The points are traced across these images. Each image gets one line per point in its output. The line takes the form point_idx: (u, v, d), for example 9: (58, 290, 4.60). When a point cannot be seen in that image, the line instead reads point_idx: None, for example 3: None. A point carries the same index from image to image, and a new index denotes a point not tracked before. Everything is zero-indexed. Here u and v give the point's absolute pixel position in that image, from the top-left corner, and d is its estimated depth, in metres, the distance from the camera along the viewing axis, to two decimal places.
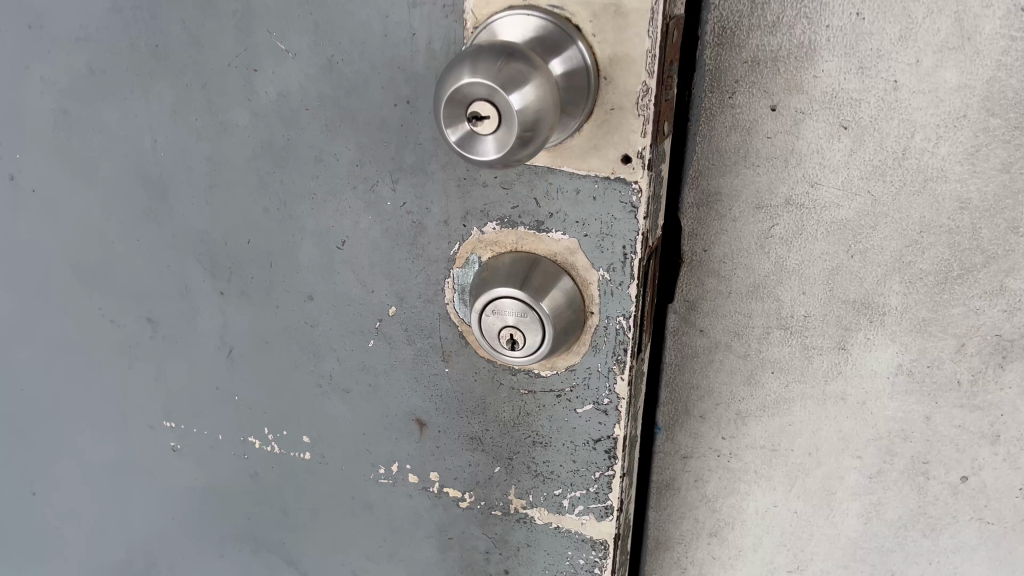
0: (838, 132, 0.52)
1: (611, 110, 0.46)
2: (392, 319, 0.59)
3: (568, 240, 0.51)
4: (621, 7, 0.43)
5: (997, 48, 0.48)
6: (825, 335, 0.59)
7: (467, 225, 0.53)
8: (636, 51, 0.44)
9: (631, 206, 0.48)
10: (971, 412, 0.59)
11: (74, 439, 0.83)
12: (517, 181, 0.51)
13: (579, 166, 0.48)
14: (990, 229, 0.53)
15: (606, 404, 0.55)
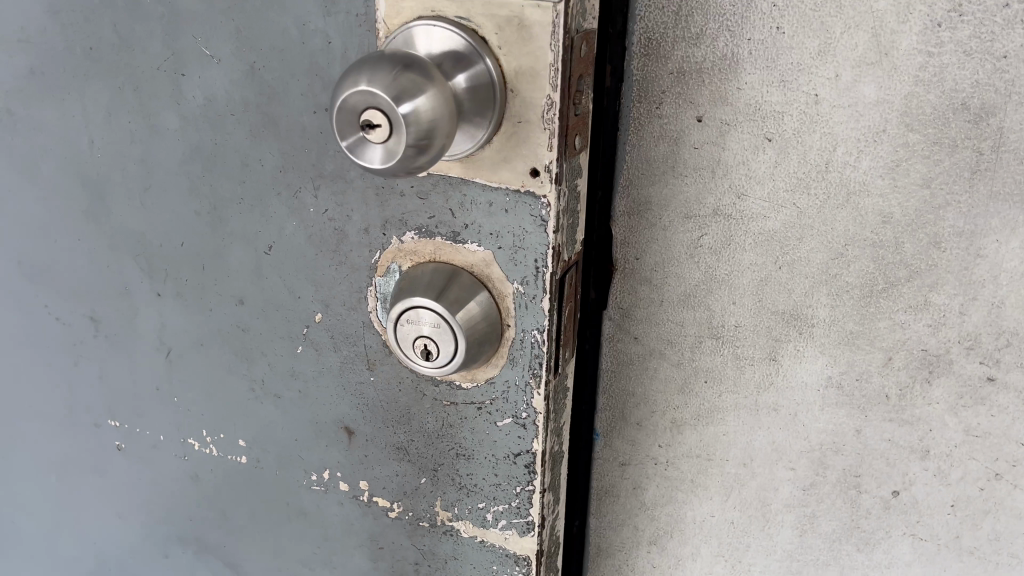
0: (763, 144, 0.53)
1: (518, 123, 0.49)
2: (318, 327, 0.63)
3: (483, 252, 0.54)
4: (523, 20, 0.46)
5: (915, 63, 0.48)
6: (757, 345, 0.59)
7: (387, 233, 0.58)
8: (540, 64, 0.47)
9: (541, 220, 0.52)
10: (901, 426, 0.59)
11: (26, 436, 0.87)
12: (433, 191, 0.55)
13: (490, 178, 0.52)
14: (913, 243, 0.53)
15: (524, 418, 0.58)
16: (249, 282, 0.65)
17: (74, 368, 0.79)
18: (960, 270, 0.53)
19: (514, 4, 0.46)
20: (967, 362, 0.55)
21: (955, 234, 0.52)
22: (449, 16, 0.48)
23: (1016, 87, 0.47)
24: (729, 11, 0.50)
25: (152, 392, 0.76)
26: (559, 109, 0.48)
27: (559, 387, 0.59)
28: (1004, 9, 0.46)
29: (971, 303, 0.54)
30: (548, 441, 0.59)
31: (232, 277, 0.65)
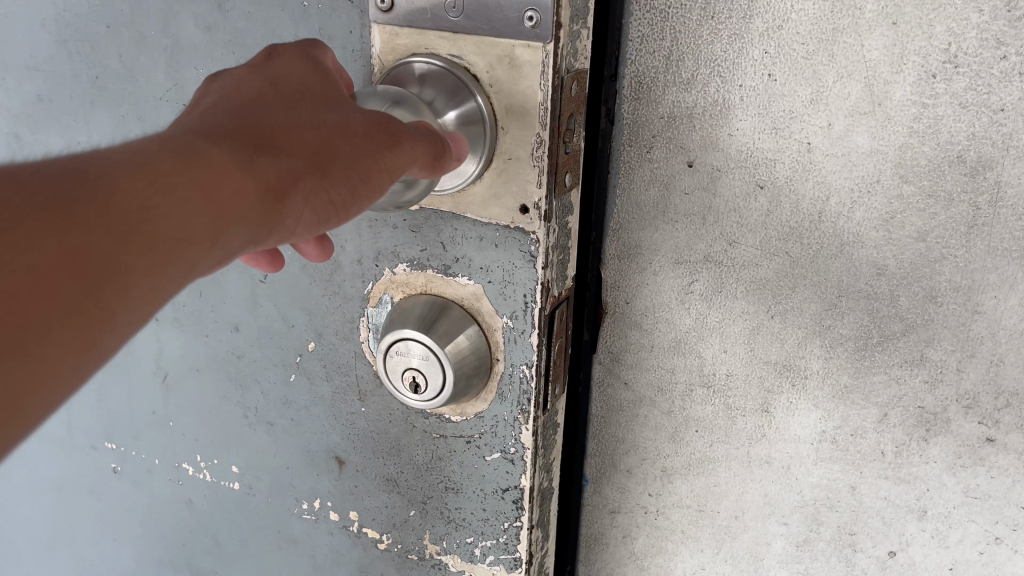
0: (754, 191, 0.52)
1: (509, 159, 0.47)
2: (309, 355, 0.63)
3: (473, 285, 0.53)
4: (514, 59, 0.45)
5: (908, 115, 0.47)
6: (749, 396, 0.58)
7: (380, 265, 0.57)
8: (530, 102, 0.45)
9: (530, 256, 0.50)
10: (896, 484, 0.57)
11: (25, 455, 0.87)
12: (424, 224, 0.53)
13: (481, 214, 0.50)
14: (908, 297, 0.52)
15: (512, 453, 0.56)
16: (244, 309, 0.64)
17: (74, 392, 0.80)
18: (956, 327, 0.51)
19: (505, 43, 0.45)
20: (965, 421, 0.53)
21: (951, 289, 0.50)
22: (442, 54, 0.47)
23: (1013, 140, 0.46)
24: (720, 57, 0.49)
25: (149, 416, 0.76)
26: (548, 147, 0.46)
27: (547, 422, 0.57)
28: (1002, 61, 0.45)
29: (969, 360, 0.52)
30: (537, 477, 0.57)
31: (229, 303, 0.65)
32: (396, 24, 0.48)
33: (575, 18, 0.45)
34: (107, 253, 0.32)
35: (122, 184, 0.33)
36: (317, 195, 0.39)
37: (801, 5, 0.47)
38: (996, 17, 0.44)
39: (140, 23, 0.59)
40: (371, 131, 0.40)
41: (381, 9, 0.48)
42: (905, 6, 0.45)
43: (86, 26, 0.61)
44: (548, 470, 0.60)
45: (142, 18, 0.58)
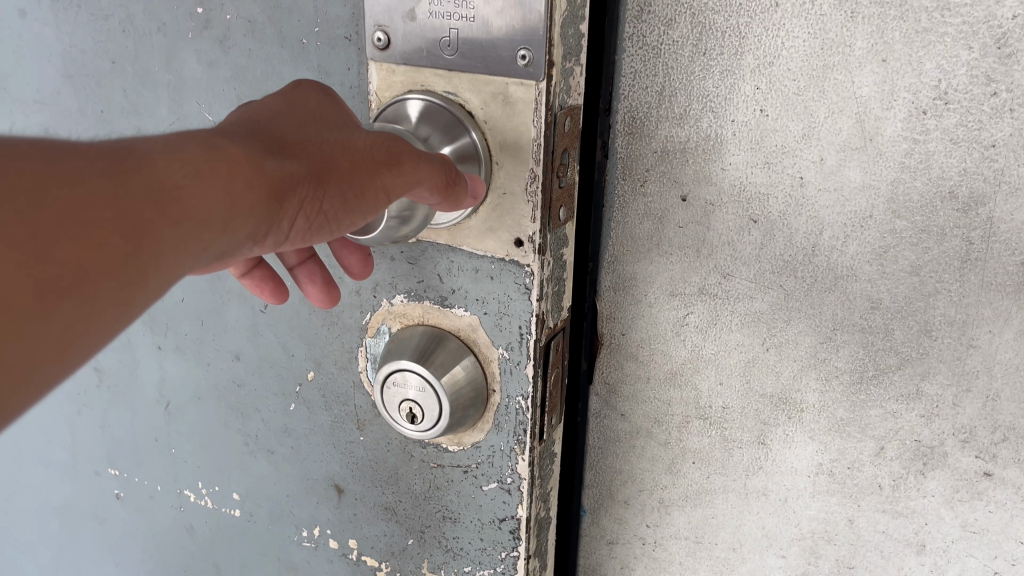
0: (748, 225, 0.52)
1: (503, 194, 0.48)
2: (309, 384, 0.63)
3: (470, 316, 0.53)
4: (508, 96, 0.46)
5: (900, 150, 0.47)
6: (745, 428, 0.58)
7: (378, 296, 0.57)
8: (524, 138, 0.46)
9: (525, 288, 0.50)
10: (894, 518, 0.56)
11: (30, 480, 0.88)
12: (421, 256, 0.54)
13: (476, 247, 0.51)
14: (902, 331, 0.51)
15: (509, 483, 0.56)
16: (245, 338, 0.65)
17: (77, 417, 0.80)
18: (951, 361, 0.51)
19: (499, 80, 0.45)
20: (962, 456, 0.53)
21: (946, 323, 0.50)
22: (437, 90, 0.48)
23: (1005, 176, 0.46)
24: (712, 92, 0.50)
25: (152, 442, 0.76)
26: (542, 183, 0.47)
27: (545, 452, 0.58)
28: (992, 97, 0.45)
29: (965, 394, 0.52)
30: (534, 507, 0.57)
31: (230, 332, 0.66)
32: (393, 61, 0.48)
33: (567, 56, 0.45)
34: (132, 229, 0.32)
35: (146, 164, 0.33)
36: (320, 200, 0.39)
37: (792, 42, 0.47)
38: (986, 54, 0.44)
39: (143, 58, 0.59)
40: (371, 150, 0.41)
41: (377, 47, 0.49)
42: (894, 43, 0.45)
43: (91, 61, 0.62)
44: (545, 499, 0.60)
45: (146, 54, 0.59)
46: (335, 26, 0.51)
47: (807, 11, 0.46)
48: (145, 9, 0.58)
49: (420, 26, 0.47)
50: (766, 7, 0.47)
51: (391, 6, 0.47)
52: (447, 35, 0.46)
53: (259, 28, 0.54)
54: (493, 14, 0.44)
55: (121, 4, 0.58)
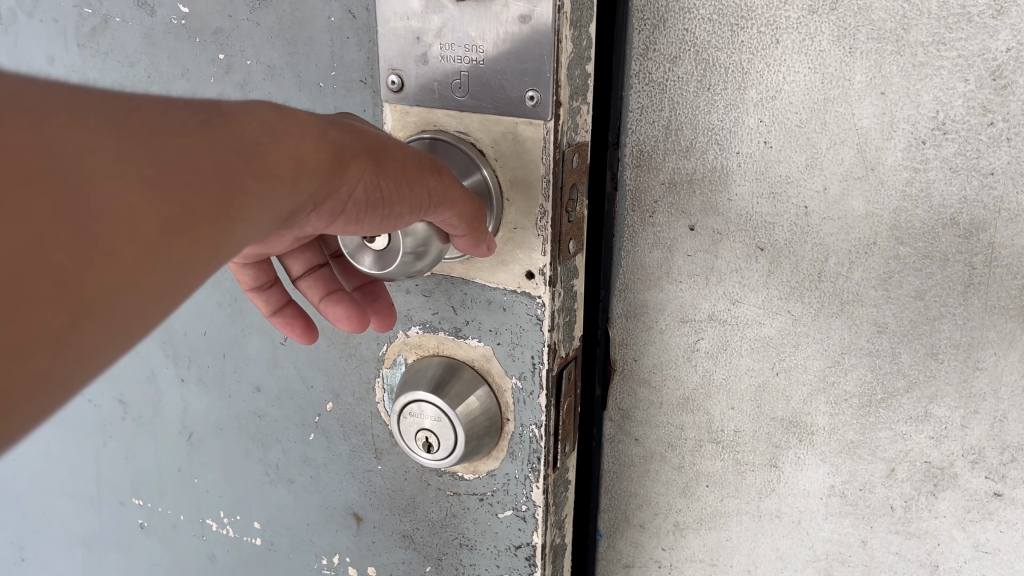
0: (755, 253, 0.53)
1: (514, 229, 0.50)
2: (328, 415, 0.65)
3: (483, 347, 0.55)
4: (518, 135, 0.47)
5: (901, 178, 0.49)
6: (757, 451, 0.59)
7: (394, 328, 0.59)
8: (534, 175, 0.48)
9: (537, 318, 0.52)
10: (907, 539, 0.57)
11: (56, 510, 0.90)
12: (436, 289, 0.55)
13: (489, 279, 0.52)
14: (909, 354, 0.52)
15: (524, 510, 0.57)
16: (265, 370, 0.67)
17: (102, 448, 0.82)
18: (958, 383, 0.52)
19: (508, 120, 0.47)
20: (972, 476, 0.54)
21: (952, 347, 0.51)
22: (449, 130, 0.50)
23: (1004, 204, 0.47)
24: (717, 126, 0.51)
25: (175, 472, 0.77)
26: (552, 218, 0.48)
27: (558, 479, 0.59)
28: (989, 127, 0.46)
29: (973, 416, 0.52)
30: (549, 534, 0.58)
31: (250, 364, 0.67)
32: (407, 103, 0.50)
33: (573, 95, 0.47)
34: (225, 175, 0.34)
35: (228, 122, 0.35)
36: (376, 177, 0.41)
37: (793, 77, 0.49)
38: (981, 86, 0.45)
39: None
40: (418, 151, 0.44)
41: (391, 90, 0.51)
42: (892, 77, 0.47)
43: None
44: (560, 526, 0.61)
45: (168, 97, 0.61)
46: (350, 70, 0.53)
47: (806, 47, 0.48)
48: (169, 55, 0.60)
49: (432, 69, 0.49)
50: (767, 43, 0.49)
51: (404, 50, 0.49)
52: (458, 77, 0.48)
53: (278, 72, 0.56)
54: (502, 58, 0.46)
55: (146, 51, 0.61)
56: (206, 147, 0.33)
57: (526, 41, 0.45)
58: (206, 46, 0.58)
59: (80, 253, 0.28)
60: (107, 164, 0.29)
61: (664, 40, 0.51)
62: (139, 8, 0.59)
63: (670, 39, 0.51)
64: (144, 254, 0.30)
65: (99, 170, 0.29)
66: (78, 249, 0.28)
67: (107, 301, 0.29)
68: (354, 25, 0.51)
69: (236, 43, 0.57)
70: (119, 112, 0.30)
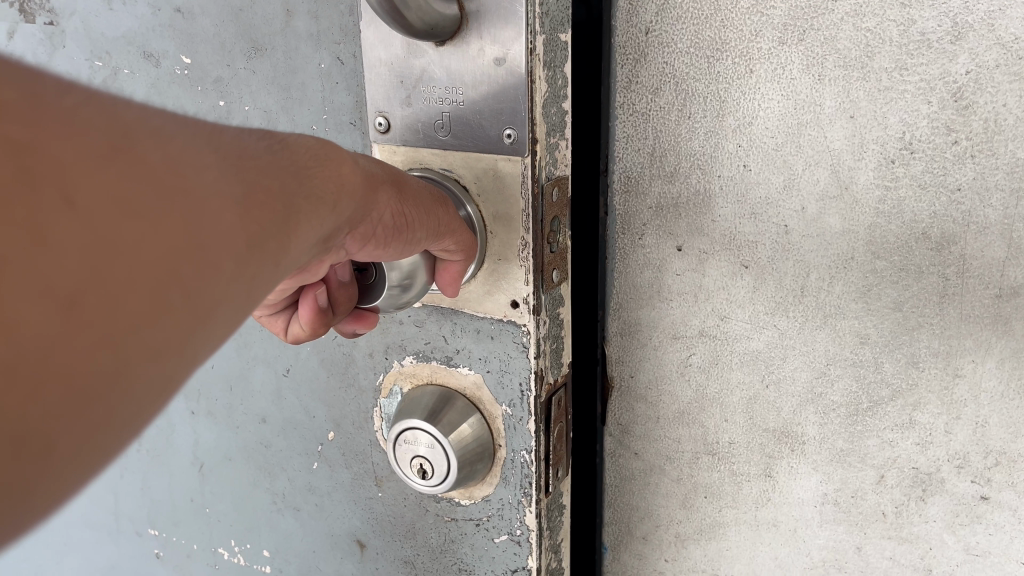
0: (739, 271, 0.56)
1: (498, 260, 0.53)
2: (331, 444, 0.68)
3: (474, 375, 0.58)
4: (498, 172, 0.51)
5: (874, 196, 0.51)
6: (751, 462, 0.61)
7: (389, 358, 0.62)
8: (514, 209, 0.51)
9: (523, 346, 0.55)
10: (900, 543, 0.59)
11: (77, 543, 0.93)
12: (427, 320, 0.59)
13: (477, 309, 0.56)
14: (891, 363, 0.55)
15: (518, 535, 0.60)
16: (270, 401, 0.70)
17: (119, 480, 0.85)
18: (940, 391, 0.54)
19: (488, 157, 0.51)
20: (958, 480, 0.55)
21: (931, 355, 0.54)
22: (434, 167, 0.53)
23: (972, 217, 0.50)
24: (699, 151, 0.54)
25: (187, 503, 0.80)
26: (532, 248, 0.52)
27: (552, 504, 0.61)
28: (953, 146, 0.49)
29: (955, 422, 0.54)
30: (544, 557, 0.60)
31: (256, 396, 0.71)
32: (394, 143, 0.54)
33: (552, 132, 0.51)
34: (286, 197, 0.36)
35: (280, 151, 0.38)
36: (401, 205, 0.45)
37: (767, 104, 0.52)
38: (944, 107, 0.48)
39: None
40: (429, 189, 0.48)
41: (380, 131, 0.54)
42: (859, 101, 0.50)
43: None
44: (556, 550, 0.63)
45: None
46: (340, 113, 0.57)
47: (778, 75, 0.51)
48: (174, 103, 0.65)
49: (416, 111, 0.53)
50: (742, 73, 0.52)
51: (389, 95, 0.53)
52: (440, 117, 0.52)
53: (275, 116, 0.60)
54: (480, 98, 0.50)
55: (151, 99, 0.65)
56: (268, 172, 0.36)
57: (500, 81, 0.49)
58: (208, 93, 0.62)
59: (189, 268, 0.30)
60: (205, 186, 0.31)
61: (646, 72, 0.54)
62: (144, 60, 0.64)
63: (651, 72, 0.54)
64: (230, 266, 0.32)
65: (199, 187, 0.31)
66: (185, 260, 0.30)
67: (207, 317, 0.31)
68: (343, 70, 0.56)
69: (235, 90, 0.61)
70: (201, 137, 0.33)
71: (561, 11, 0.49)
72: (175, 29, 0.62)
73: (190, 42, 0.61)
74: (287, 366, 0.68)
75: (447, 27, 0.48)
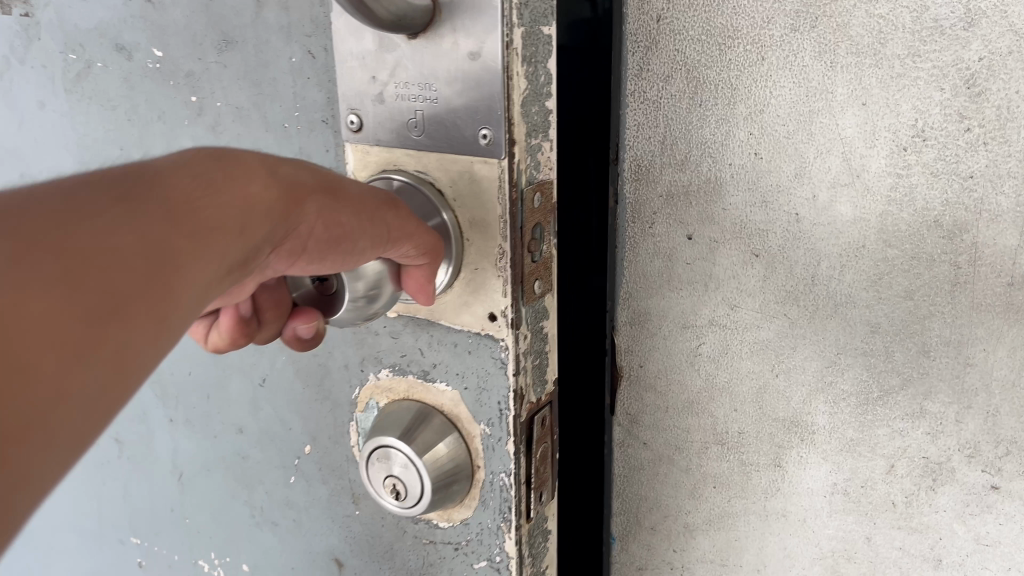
0: (751, 259, 0.56)
1: (476, 269, 0.50)
2: (308, 458, 0.66)
3: (451, 391, 0.55)
4: (475, 175, 0.48)
5: (885, 184, 0.51)
6: (761, 452, 0.61)
7: (366, 370, 0.60)
8: (491, 216, 0.49)
9: (501, 362, 0.52)
10: (911, 534, 0.59)
11: (67, 550, 0.93)
12: (404, 333, 0.57)
13: (455, 321, 0.53)
14: (902, 351, 0.55)
15: (498, 561, 0.57)
16: (249, 410, 0.69)
17: (103, 487, 0.85)
18: (951, 379, 0.54)
19: (464, 158, 0.48)
20: (969, 470, 0.55)
21: (943, 343, 0.53)
22: (409, 170, 0.51)
23: (985, 205, 0.49)
24: (710, 139, 0.54)
25: (167, 512, 0.80)
26: (510, 258, 0.49)
27: (535, 528, 0.58)
28: (966, 133, 0.49)
29: (966, 411, 0.54)
30: None
31: (232, 405, 0.70)
32: (368, 142, 0.52)
33: (533, 131, 0.48)
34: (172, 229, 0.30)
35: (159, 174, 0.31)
36: (334, 214, 0.40)
37: (779, 91, 0.52)
38: (957, 94, 0.48)
39: (146, 142, 0.65)
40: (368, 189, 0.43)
41: (354, 129, 0.52)
42: (871, 88, 0.50)
43: (105, 149, 0.67)
44: None
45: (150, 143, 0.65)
46: (313, 110, 0.55)
47: (790, 63, 0.51)
48: (149, 101, 0.63)
49: (389, 108, 0.50)
50: (754, 61, 0.52)
51: (361, 92, 0.51)
52: (413, 114, 0.50)
53: (247, 114, 0.58)
54: (455, 94, 0.47)
55: (127, 95, 0.64)
56: (128, 229, 0.28)
57: (472, 78, 0.46)
58: (180, 88, 0.61)
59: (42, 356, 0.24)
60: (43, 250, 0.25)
61: (656, 60, 0.54)
62: (118, 54, 0.63)
63: (661, 60, 0.54)
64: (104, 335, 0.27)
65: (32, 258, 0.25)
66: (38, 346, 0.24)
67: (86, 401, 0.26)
68: (314, 65, 0.54)
69: (207, 85, 0.60)
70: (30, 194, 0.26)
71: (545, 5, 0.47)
72: (149, 20, 0.60)
73: (162, 34, 0.60)
74: (263, 373, 0.66)
75: (419, 18, 0.45)
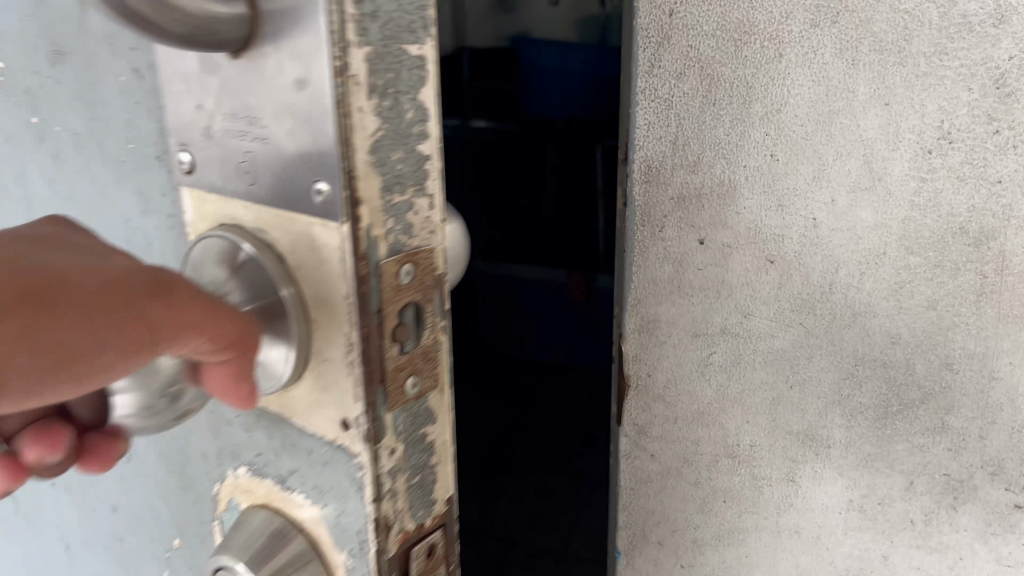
0: (765, 265, 0.54)
1: (324, 360, 0.25)
2: (177, 554, 0.41)
3: (309, 509, 0.29)
4: (315, 241, 0.24)
5: (908, 189, 0.49)
6: (774, 465, 0.58)
7: (223, 463, 0.34)
8: (330, 272, 0.23)
9: (359, 486, 0.26)
10: (929, 553, 0.56)
11: None
12: (256, 419, 0.31)
13: (306, 416, 0.28)
14: (924, 364, 0.52)
15: None
16: (115, 485, 0.44)
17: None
18: (975, 394, 0.51)
19: (301, 221, 0.24)
20: (992, 488, 0.53)
21: (966, 356, 0.51)
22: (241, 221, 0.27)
23: (1014, 211, 0.47)
24: (724, 139, 0.52)
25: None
26: (366, 349, 0.24)
27: None
28: (995, 135, 0.46)
29: (990, 427, 0.52)
30: None
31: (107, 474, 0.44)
32: (202, 189, 0.28)
33: (393, 185, 0.24)
34: None
35: None
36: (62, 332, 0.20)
37: (798, 90, 0.49)
38: (986, 94, 0.46)
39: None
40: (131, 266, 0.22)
41: (184, 171, 0.29)
42: (895, 88, 0.47)
43: None
44: None
45: None
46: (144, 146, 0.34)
47: (810, 60, 0.48)
48: None
49: (218, 147, 0.27)
50: (772, 57, 0.49)
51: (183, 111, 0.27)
52: (242, 155, 0.25)
53: (85, 145, 0.37)
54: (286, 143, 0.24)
55: None
56: None
57: (306, 117, 0.22)
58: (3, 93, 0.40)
59: None
60: None
61: (668, 56, 0.51)
62: None
63: (674, 56, 0.51)
64: None
65: None
66: None
67: None
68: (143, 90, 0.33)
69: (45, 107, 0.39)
70: None
71: (417, 14, 0.23)
72: None
73: None
74: (125, 448, 0.42)
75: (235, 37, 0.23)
